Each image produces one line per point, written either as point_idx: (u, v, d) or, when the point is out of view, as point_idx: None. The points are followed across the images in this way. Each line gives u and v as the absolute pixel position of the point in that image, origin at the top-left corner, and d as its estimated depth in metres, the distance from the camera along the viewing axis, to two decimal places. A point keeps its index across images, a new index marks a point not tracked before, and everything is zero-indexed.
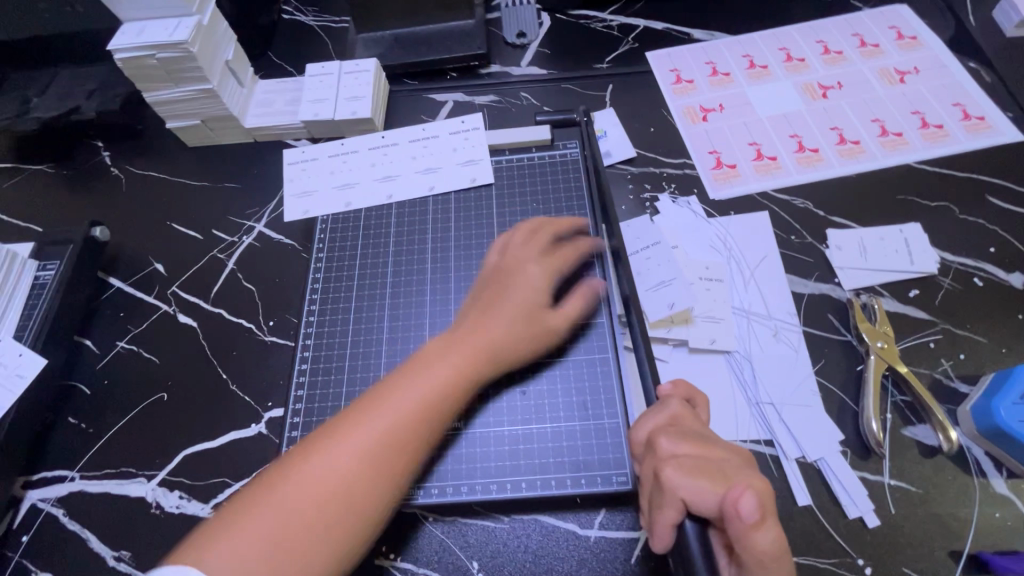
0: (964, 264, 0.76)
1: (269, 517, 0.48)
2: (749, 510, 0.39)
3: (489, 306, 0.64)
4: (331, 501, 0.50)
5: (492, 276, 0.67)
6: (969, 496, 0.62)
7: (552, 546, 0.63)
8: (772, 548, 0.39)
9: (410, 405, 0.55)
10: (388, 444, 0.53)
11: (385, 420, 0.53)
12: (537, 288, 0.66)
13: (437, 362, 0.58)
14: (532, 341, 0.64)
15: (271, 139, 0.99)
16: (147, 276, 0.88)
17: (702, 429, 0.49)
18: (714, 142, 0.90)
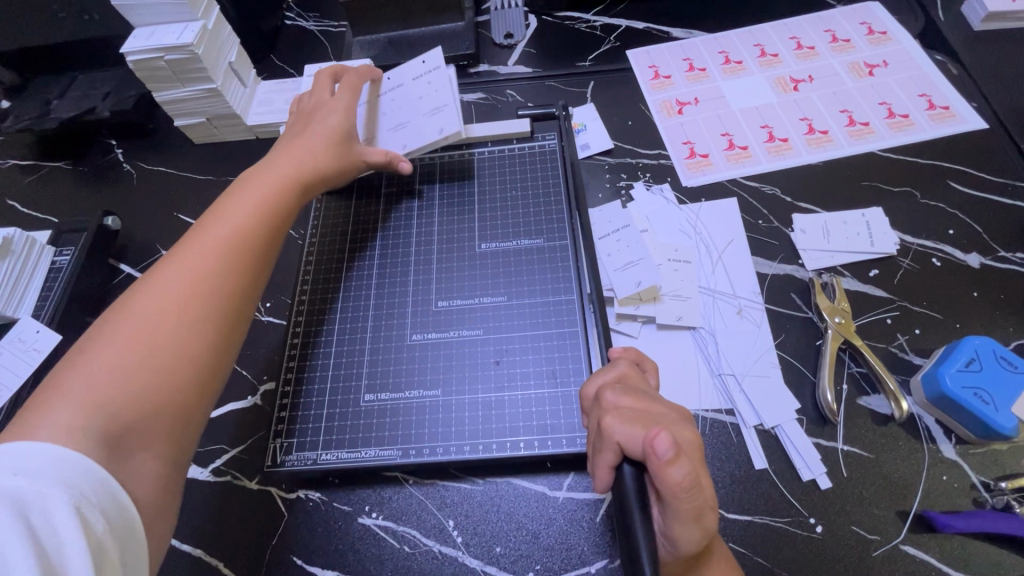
0: (923, 246, 0.79)
1: (79, 385, 0.51)
2: (664, 448, 0.42)
3: (284, 155, 0.75)
4: (122, 369, 0.52)
5: (295, 130, 0.80)
6: (918, 461, 0.65)
7: (522, 506, 0.67)
8: (685, 481, 0.42)
9: (230, 226, 0.64)
10: (211, 261, 0.61)
11: (200, 257, 0.61)
12: (323, 149, 0.76)
13: (242, 194, 0.69)
14: (312, 172, 0.74)
15: (272, 136, 1.05)
16: (155, 263, 0.94)
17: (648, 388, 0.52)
18: (688, 133, 0.94)
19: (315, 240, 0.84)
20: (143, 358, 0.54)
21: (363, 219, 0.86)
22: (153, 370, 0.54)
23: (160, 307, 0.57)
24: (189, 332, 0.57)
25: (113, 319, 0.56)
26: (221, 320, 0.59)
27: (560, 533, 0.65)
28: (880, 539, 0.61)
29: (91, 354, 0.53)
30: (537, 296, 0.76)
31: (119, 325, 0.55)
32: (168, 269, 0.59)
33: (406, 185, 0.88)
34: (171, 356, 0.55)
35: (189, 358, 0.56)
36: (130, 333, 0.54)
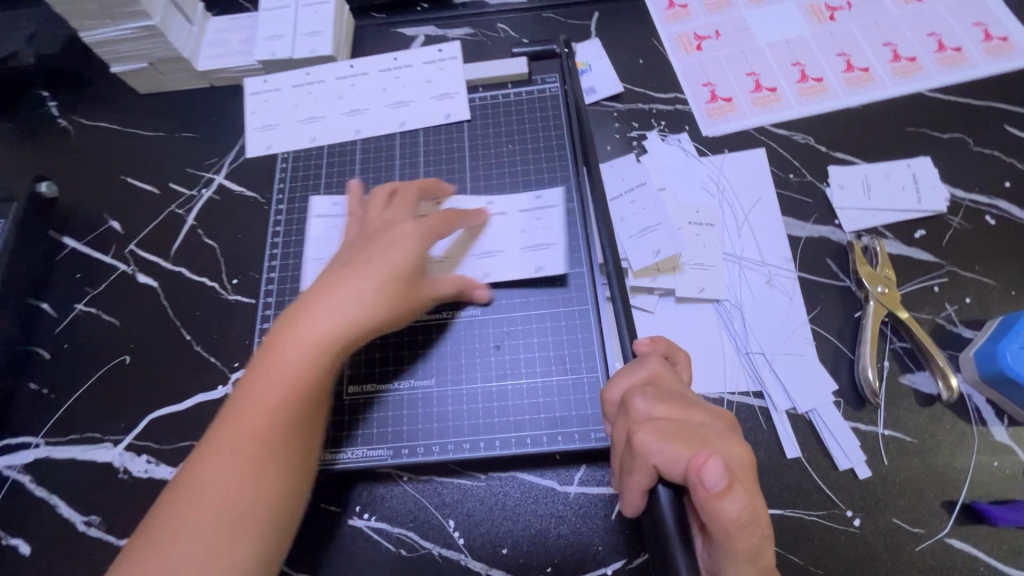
0: (976, 201, 0.70)
1: (157, 544, 0.44)
2: (716, 479, 0.37)
3: (310, 303, 0.53)
4: (196, 526, 0.45)
5: (358, 246, 0.58)
6: (967, 445, 0.59)
7: (530, 503, 0.61)
8: (738, 516, 0.37)
9: (260, 416, 0.48)
10: (253, 463, 0.48)
11: (246, 444, 0.48)
12: (377, 301, 0.53)
13: (270, 369, 0.49)
14: (410, 302, 0.56)
15: (229, 83, 0.89)
16: (103, 235, 0.82)
17: (683, 391, 0.46)
18: (708, 73, 0.82)
19: (285, 210, 0.75)
20: (217, 545, 0.45)
21: (338, 183, 0.76)
22: (229, 543, 0.45)
23: (222, 480, 0.47)
24: (266, 499, 0.47)
25: (160, 517, 0.46)
26: (297, 458, 0.50)
27: (571, 533, 0.59)
28: (923, 532, 0.56)
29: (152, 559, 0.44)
30: (526, 245, 0.66)
31: (174, 511, 0.46)
32: (204, 479, 0.46)
33: (384, 139, 0.77)
34: (257, 526, 0.47)
35: (278, 532, 0.48)
36: (192, 527, 0.45)
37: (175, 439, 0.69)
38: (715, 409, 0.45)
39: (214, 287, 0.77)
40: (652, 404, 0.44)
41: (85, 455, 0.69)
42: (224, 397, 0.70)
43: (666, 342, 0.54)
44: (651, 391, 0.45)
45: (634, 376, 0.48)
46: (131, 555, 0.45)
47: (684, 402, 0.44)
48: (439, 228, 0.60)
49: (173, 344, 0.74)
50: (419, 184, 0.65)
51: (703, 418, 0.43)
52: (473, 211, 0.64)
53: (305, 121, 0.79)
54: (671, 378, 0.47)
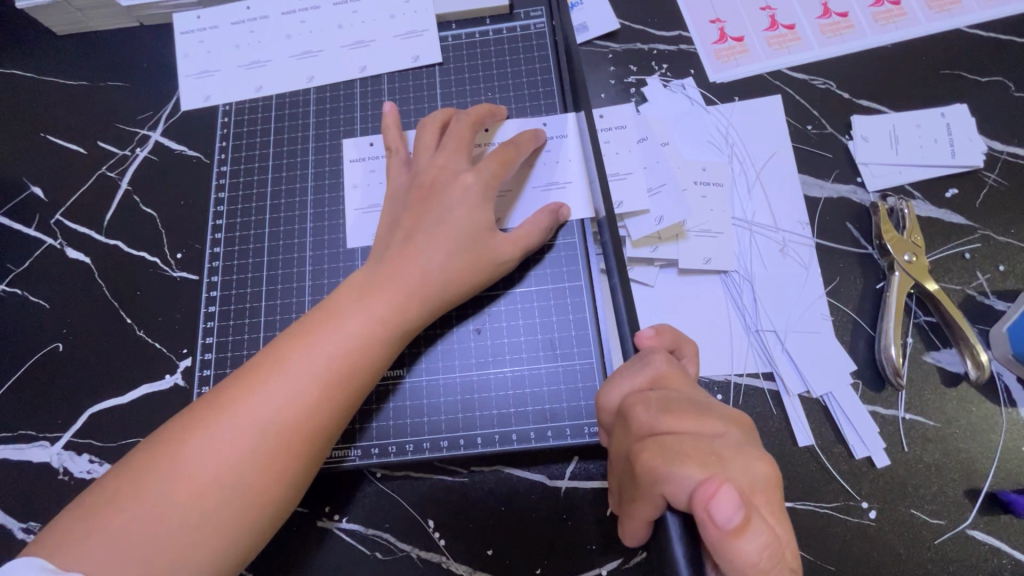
0: (1015, 155, 0.62)
1: (158, 497, 0.42)
2: (728, 514, 0.32)
3: (396, 267, 0.51)
4: (210, 487, 0.42)
5: (418, 200, 0.54)
6: (994, 429, 0.54)
7: (517, 501, 0.55)
8: (755, 553, 0.33)
9: (300, 385, 0.46)
10: (276, 434, 0.44)
11: (274, 410, 0.45)
12: (455, 270, 0.51)
13: (326, 332, 0.48)
14: (485, 269, 0.52)
15: (159, 20, 0.76)
16: (23, 204, 0.72)
17: (690, 394, 0.40)
18: (717, 7, 0.71)
19: (229, 172, 0.65)
20: (210, 503, 0.42)
21: (290, 140, 0.65)
22: (221, 513, 0.42)
23: (236, 442, 0.44)
24: (271, 478, 0.44)
25: (170, 451, 0.43)
26: (320, 443, 0.47)
27: (563, 532, 0.54)
28: (945, 524, 0.51)
29: (150, 489, 0.42)
30: (537, 184, 0.58)
31: (181, 455, 0.43)
32: (224, 432, 0.44)
33: (342, 87, 0.66)
34: (246, 502, 0.43)
35: (266, 519, 0.45)
36: (189, 481, 0.42)
37: (120, 436, 0.62)
38: (730, 413, 0.40)
39: (155, 263, 0.67)
40: (657, 417, 0.38)
41: (18, 455, 0.62)
42: (173, 388, 0.62)
43: (672, 333, 0.47)
44: (655, 400, 0.39)
45: (636, 378, 0.41)
46: (120, 487, 0.42)
47: (695, 411, 0.38)
48: (502, 171, 0.54)
49: (112, 328, 0.65)
50: (472, 115, 0.57)
51: (717, 429, 0.38)
52: (528, 135, 0.57)
53: (248, 66, 0.67)
54: (680, 379, 0.41)
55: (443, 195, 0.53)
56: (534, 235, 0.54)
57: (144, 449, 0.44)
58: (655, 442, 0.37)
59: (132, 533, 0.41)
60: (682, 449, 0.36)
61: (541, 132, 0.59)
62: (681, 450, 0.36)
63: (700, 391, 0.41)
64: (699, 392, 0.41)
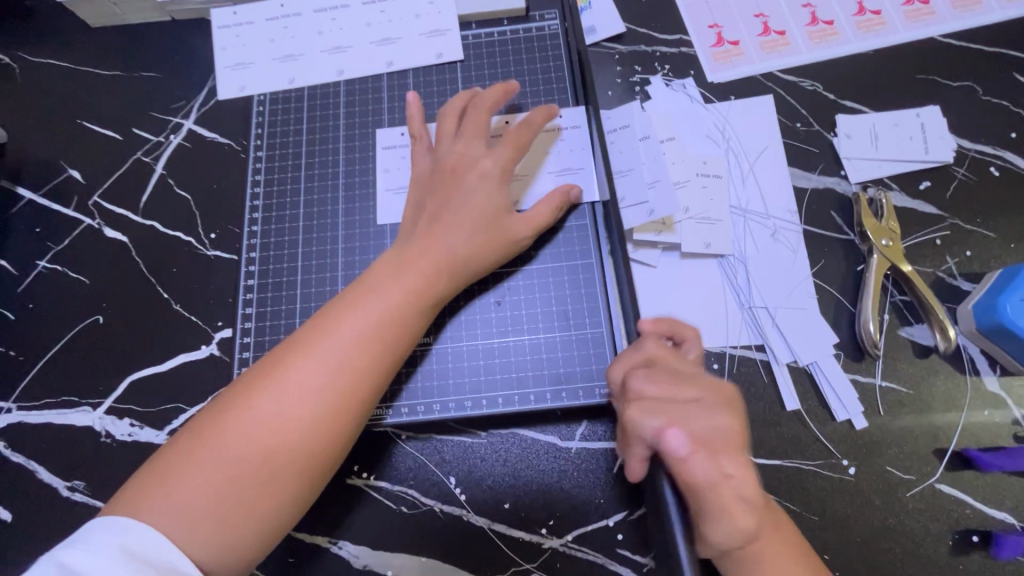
0: (981, 152, 0.69)
1: (218, 460, 0.46)
2: (676, 444, 0.43)
3: (425, 244, 0.56)
4: (267, 449, 0.47)
5: (441, 183, 0.59)
6: (960, 395, 0.60)
7: (532, 459, 0.60)
8: (705, 479, 0.42)
9: (348, 352, 0.51)
10: (330, 396, 0.49)
11: (326, 375, 0.50)
12: (477, 245, 0.57)
13: (368, 304, 0.53)
14: (504, 248, 0.58)
15: (192, 16, 0.80)
16: (61, 186, 0.76)
17: (678, 368, 0.49)
18: (715, 14, 0.77)
19: (264, 157, 0.70)
20: (274, 459, 0.47)
21: (320, 128, 0.70)
22: (284, 466, 0.48)
23: (290, 405, 0.48)
24: (325, 435, 0.49)
25: (231, 415, 0.48)
26: (364, 405, 0.52)
27: (573, 487, 0.59)
28: (915, 478, 0.58)
29: (214, 451, 0.47)
30: (552, 170, 0.64)
31: (244, 417, 0.48)
32: (282, 395, 0.48)
33: (370, 80, 0.71)
34: (303, 458, 0.48)
35: (321, 473, 0.50)
36: (250, 441, 0.47)
37: (159, 402, 0.66)
38: (711, 385, 0.48)
39: (190, 242, 0.72)
40: (644, 382, 0.48)
41: (62, 419, 0.66)
42: (209, 358, 0.67)
43: (671, 322, 0.55)
44: (644, 370, 0.49)
45: (633, 357, 0.51)
46: (187, 450, 0.47)
47: (676, 379, 0.48)
48: (516, 155, 0.60)
49: (150, 302, 0.70)
50: (489, 103, 0.61)
51: (695, 395, 0.47)
52: (540, 113, 0.61)
53: (281, 59, 0.72)
54: (671, 358, 0.50)
55: (464, 183, 0.58)
56: (548, 213, 0.59)
57: (208, 413, 0.49)
58: (636, 401, 0.47)
59: (205, 488, 0.45)
60: (657, 406, 0.46)
61: (552, 122, 0.64)
62: (658, 407, 0.46)
63: (689, 364, 0.50)
64: (687, 366, 0.50)
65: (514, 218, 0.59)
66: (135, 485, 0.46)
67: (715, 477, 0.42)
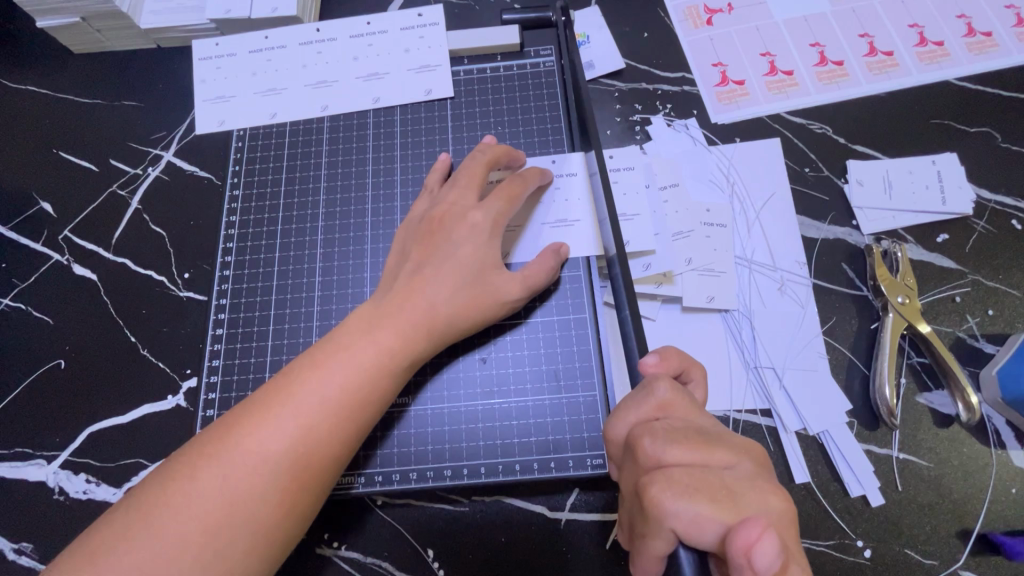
0: (1002, 203, 0.65)
1: (164, 538, 0.41)
2: (767, 563, 0.32)
3: (404, 299, 0.52)
4: (220, 524, 0.43)
5: (427, 233, 0.55)
6: (984, 470, 0.55)
7: (516, 531, 0.55)
8: None
9: (313, 418, 0.46)
10: (289, 467, 0.45)
11: (291, 441, 0.45)
12: (460, 302, 0.52)
13: (336, 363, 0.48)
14: (490, 305, 0.53)
15: (176, 43, 0.77)
16: (31, 219, 0.72)
17: (695, 422, 0.41)
18: (719, 52, 0.73)
19: (241, 195, 0.66)
20: (218, 540, 0.42)
21: (301, 166, 0.66)
22: (229, 546, 0.42)
23: (249, 475, 0.44)
24: (279, 511, 0.44)
25: (181, 483, 0.43)
26: (331, 473, 0.47)
27: (561, 565, 0.54)
28: (937, 564, 0.52)
29: (161, 525, 0.42)
30: (546, 220, 0.60)
31: (192, 486, 0.43)
32: (236, 463, 0.44)
33: (356, 116, 0.67)
34: (261, 533, 0.44)
35: (271, 555, 0.45)
36: (201, 517, 0.42)
37: (119, 456, 0.61)
38: (741, 444, 0.40)
39: (162, 282, 0.68)
40: (665, 447, 0.39)
41: (14, 473, 0.61)
42: (175, 409, 0.62)
43: (679, 357, 0.47)
44: (662, 431, 0.40)
45: (642, 410, 0.42)
46: (126, 525, 0.42)
47: (703, 441, 0.39)
48: (509, 207, 0.56)
49: (116, 346, 0.66)
50: (489, 155, 0.58)
51: (726, 460, 0.38)
52: (535, 171, 0.58)
53: (264, 93, 0.69)
54: (685, 407, 0.42)
55: (451, 230, 0.55)
56: (541, 272, 0.55)
57: (155, 480, 0.44)
58: (662, 475, 0.37)
59: (140, 568, 0.40)
60: (691, 484, 0.36)
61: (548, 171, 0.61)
62: (693, 481, 0.37)
63: (703, 415, 0.42)
64: (706, 420, 0.42)
65: (502, 271, 0.54)
66: (56, 567, 0.41)
67: None
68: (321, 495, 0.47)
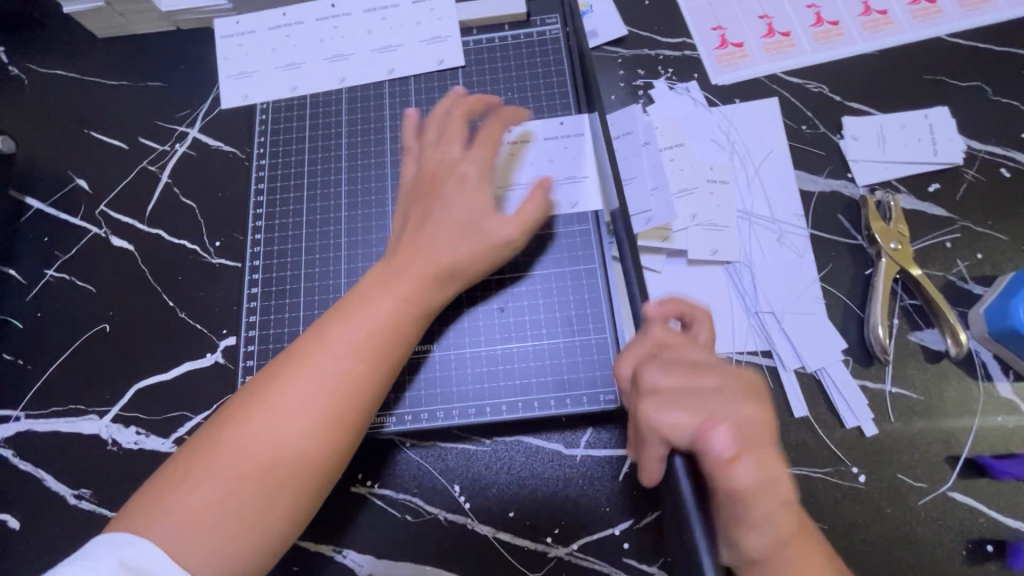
0: (992, 153, 0.68)
1: (221, 476, 0.46)
2: (722, 445, 0.38)
3: (411, 251, 0.56)
4: (270, 461, 0.47)
5: (423, 190, 0.59)
6: (972, 401, 0.59)
7: (536, 466, 0.60)
8: (750, 484, 0.38)
9: (344, 363, 0.50)
10: (327, 407, 0.49)
11: (326, 385, 0.50)
12: (464, 248, 0.56)
13: (359, 314, 0.52)
14: (493, 248, 0.57)
15: (196, 25, 0.81)
16: (69, 195, 0.76)
17: (692, 355, 0.45)
18: (719, 17, 0.76)
19: (267, 164, 0.70)
20: (272, 473, 0.47)
21: (323, 135, 0.70)
22: (281, 480, 0.47)
23: (290, 416, 0.48)
24: (323, 446, 0.49)
25: (230, 429, 0.48)
26: (365, 413, 0.52)
27: (578, 495, 0.59)
28: (927, 487, 0.57)
29: (216, 465, 0.46)
30: (554, 178, 0.64)
31: (241, 429, 0.48)
32: (278, 407, 0.48)
33: (372, 87, 0.71)
34: (307, 467, 0.48)
35: (318, 485, 0.49)
36: (252, 456, 0.47)
37: (165, 410, 0.66)
38: (732, 371, 0.45)
39: (195, 250, 0.72)
40: (660, 375, 0.44)
41: (70, 427, 0.66)
42: (214, 365, 0.67)
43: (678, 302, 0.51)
44: (656, 362, 0.45)
45: (640, 348, 0.48)
46: (187, 468, 0.47)
47: (691, 368, 0.44)
48: (492, 153, 0.59)
49: (156, 310, 0.70)
50: (464, 107, 0.62)
51: (714, 382, 0.43)
52: (512, 114, 0.62)
53: (283, 68, 0.72)
54: (682, 342, 0.47)
55: (446, 184, 0.58)
56: (535, 208, 0.57)
57: (208, 429, 0.49)
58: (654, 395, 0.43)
59: (203, 503, 0.45)
60: (676, 396, 0.42)
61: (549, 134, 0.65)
62: (682, 398, 0.42)
63: (697, 347, 0.47)
64: (699, 352, 0.47)
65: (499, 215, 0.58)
66: (126, 509, 0.46)
67: (763, 480, 0.38)
68: (357, 433, 0.52)
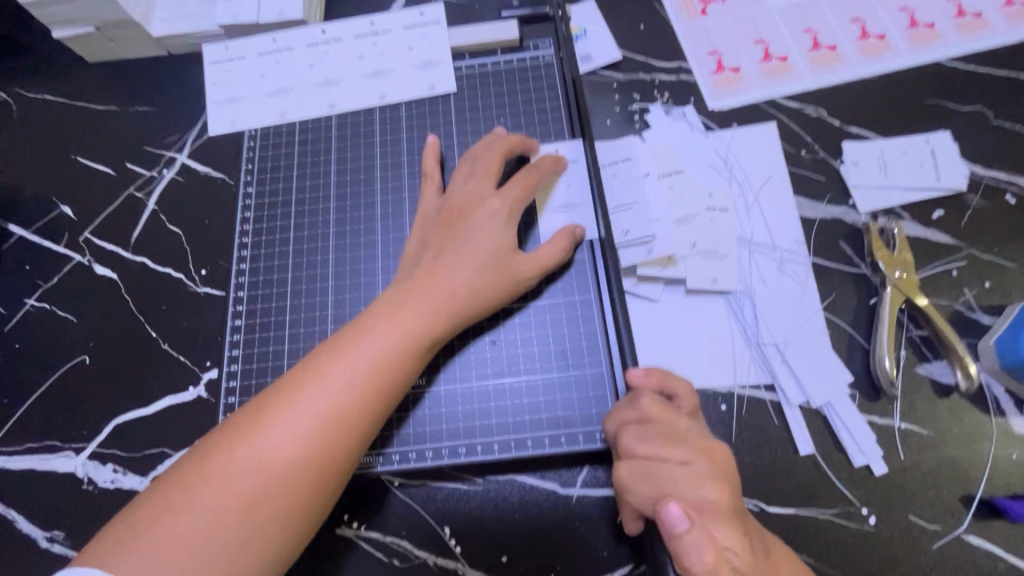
0: (996, 178, 0.66)
1: (199, 514, 0.44)
2: (674, 522, 0.41)
3: (425, 284, 0.54)
4: (251, 501, 0.45)
5: (446, 222, 0.58)
6: (984, 438, 0.56)
7: (529, 507, 0.57)
8: (705, 565, 0.40)
9: (340, 399, 0.48)
10: (318, 446, 0.47)
11: (319, 422, 0.47)
12: (478, 284, 0.54)
13: (360, 348, 0.50)
14: (506, 287, 0.55)
15: (186, 49, 0.80)
16: (52, 223, 0.74)
17: (671, 426, 0.48)
18: (714, 41, 0.75)
19: (254, 191, 0.69)
20: (253, 512, 0.45)
21: (311, 161, 0.69)
22: (263, 522, 0.45)
23: (280, 454, 0.46)
24: (310, 485, 0.46)
25: (214, 463, 0.46)
26: (356, 453, 0.49)
27: (574, 539, 0.56)
28: (940, 529, 0.54)
29: (195, 502, 0.44)
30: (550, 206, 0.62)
31: (225, 464, 0.45)
32: (267, 443, 0.46)
33: (362, 113, 0.70)
34: (290, 509, 0.46)
35: (301, 528, 0.47)
36: (234, 494, 0.44)
37: (145, 446, 0.64)
38: (704, 445, 0.47)
39: (180, 279, 0.70)
40: (635, 443, 0.47)
41: (44, 465, 0.63)
42: (196, 400, 0.65)
43: (662, 373, 0.53)
44: (636, 430, 0.48)
45: (626, 412, 0.51)
46: (166, 500, 0.44)
47: (665, 441, 0.47)
48: (525, 195, 0.58)
49: (137, 342, 0.68)
50: (503, 144, 0.60)
51: (684, 458, 0.46)
52: (549, 159, 0.61)
53: (272, 93, 0.71)
54: (664, 411, 0.49)
55: (468, 217, 0.57)
56: (552, 255, 0.57)
57: (190, 460, 0.46)
58: (627, 464, 0.47)
59: (178, 541, 0.43)
60: (648, 471, 0.46)
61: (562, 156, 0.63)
62: (648, 472, 0.46)
63: (679, 417, 0.49)
64: (681, 421, 0.49)
65: (519, 254, 0.56)
66: (100, 539, 0.44)
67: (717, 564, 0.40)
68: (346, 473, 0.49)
